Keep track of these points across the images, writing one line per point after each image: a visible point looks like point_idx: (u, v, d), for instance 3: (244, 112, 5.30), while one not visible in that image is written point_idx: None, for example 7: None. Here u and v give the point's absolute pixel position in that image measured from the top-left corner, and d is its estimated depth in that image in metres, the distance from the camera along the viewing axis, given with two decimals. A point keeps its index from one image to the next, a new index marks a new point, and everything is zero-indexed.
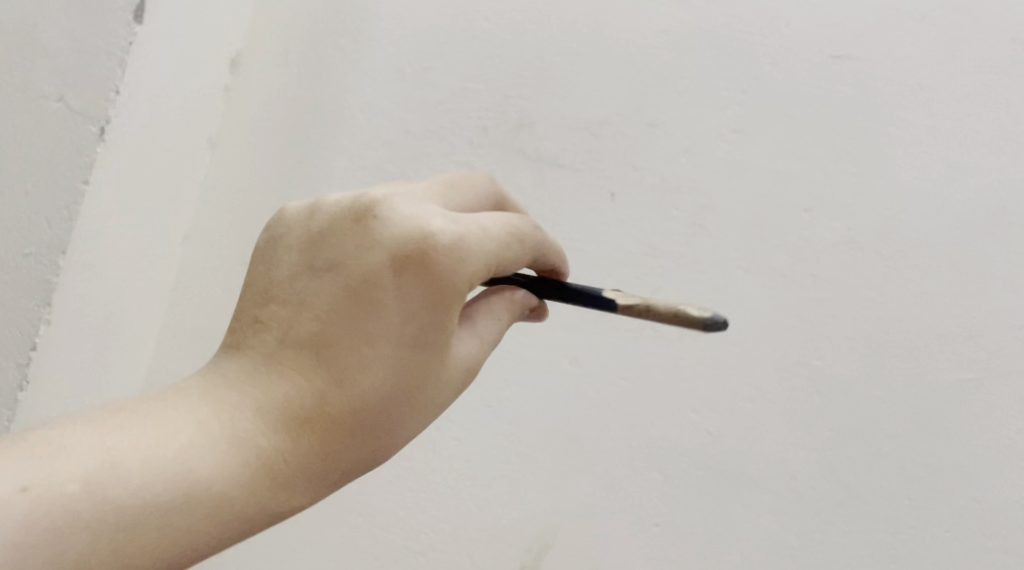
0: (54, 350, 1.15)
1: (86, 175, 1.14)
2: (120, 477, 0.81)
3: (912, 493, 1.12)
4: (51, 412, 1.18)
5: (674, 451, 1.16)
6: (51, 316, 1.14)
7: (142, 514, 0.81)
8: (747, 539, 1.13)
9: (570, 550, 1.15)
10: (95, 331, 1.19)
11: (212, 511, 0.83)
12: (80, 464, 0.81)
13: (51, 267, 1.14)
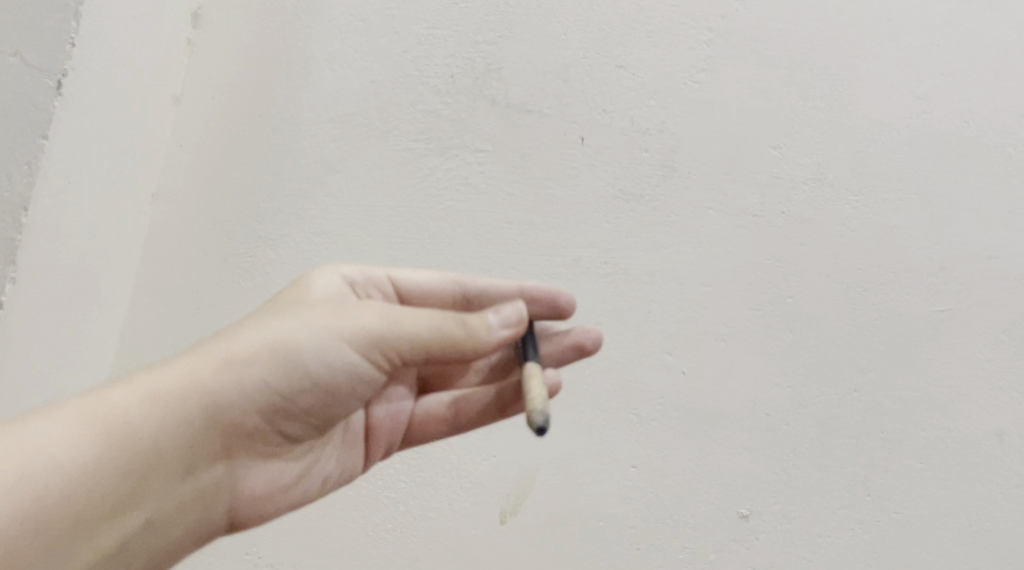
0: (22, 306, 1.13)
1: (44, 131, 1.12)
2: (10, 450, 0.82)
3: (885, 426, 1.14)
4: (19, 375, 1.15)
5: (650, 393, 1.16)
6: (17, 274, 1.12)
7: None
8: (723, 476, 1.14)
9: (548, 495, 1.16)
10: (61, 291, 1.17)
11: (67, 474, 0.83)
12: None
13: (13, 225, 1.11)
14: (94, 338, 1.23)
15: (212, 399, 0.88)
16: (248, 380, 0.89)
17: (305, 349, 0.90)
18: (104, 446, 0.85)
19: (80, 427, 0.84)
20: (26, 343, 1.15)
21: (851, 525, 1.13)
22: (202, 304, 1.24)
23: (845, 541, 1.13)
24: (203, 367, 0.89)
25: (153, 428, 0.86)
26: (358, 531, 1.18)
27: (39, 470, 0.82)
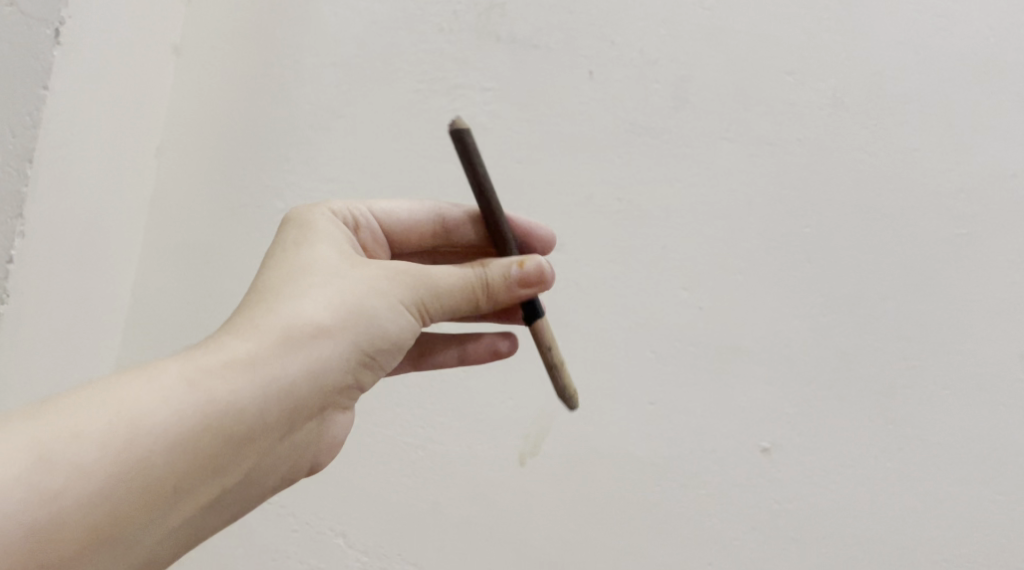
0: (32, 264, 1.12)
1: (44, 81, 1.10)
2: (112, 431, 0.82)
3: (907, 353, 1.12)
4: (34, 330, 1.14)
5: (667, 329, 1.15)
6: (26, 228, 1.11)
7: (92, 459, 0.81)
8: (743, 409, 1.13)
9: (568, 434, 1.15)
10: (72, 244, 1.16)
11: (170, 448, 0.83)
12: (74, 426, 0.82)
13: (19, 178, 1.10)
14: (105, 295, 1.22)
15: (299, 354, 0.88)
16: (331, 339, 0.89)
17: (372, 305, 0.91)
18: (199, 411, 0.84)
19: (173, 392, 0.84)
20: (39, 300, 1.14)
21: (874, 454, 1.12)
22: (214, 259, 1.24)
23: (869, 470, 1.12)
24: (285, 325, 0.88)
25: (246, 388, 0.86)
26: (377, 476, 1.18)
27: (138, 438, 0.82)
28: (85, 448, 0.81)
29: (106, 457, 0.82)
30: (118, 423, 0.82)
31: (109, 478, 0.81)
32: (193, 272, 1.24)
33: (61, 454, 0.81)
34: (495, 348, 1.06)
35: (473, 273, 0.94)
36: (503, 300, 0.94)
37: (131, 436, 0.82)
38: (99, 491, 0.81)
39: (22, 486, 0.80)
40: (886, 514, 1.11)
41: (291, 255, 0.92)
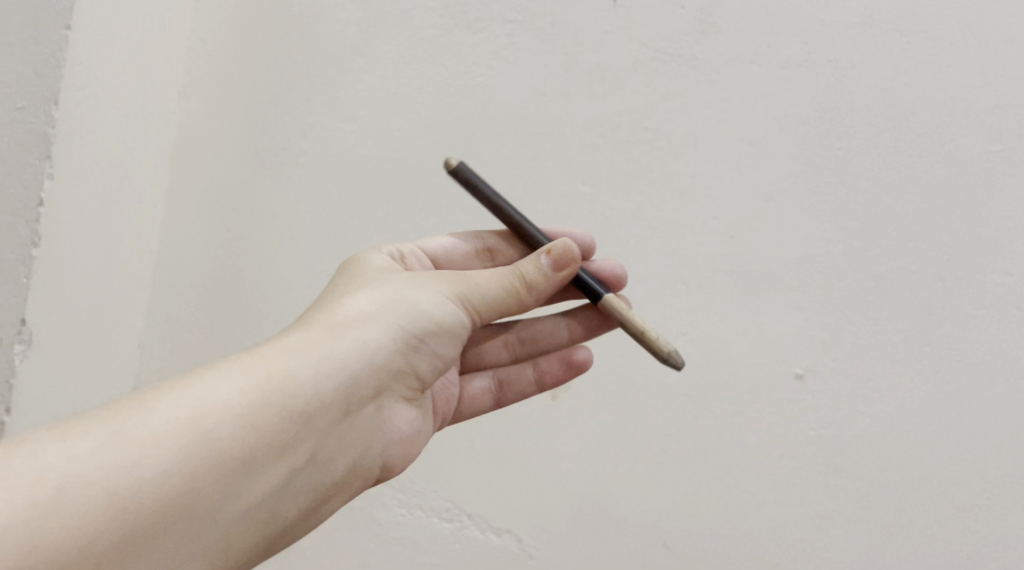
0: (63, 205, 1.13)
1: (68, 21, 1.11)
2: (182, 412, 0.85)
3: (943, 274, 1.11)
4: (66, 274, 1.15)
5: (698, 259, 1.14)
6: (54, 170, 1.11)
7: (163, 434, 0.84)
8: (777, 337, 1.13)
9: (601, 367, 1.15)
10: (101, 188, 1.17)
11: (236, 426, 0.86)
12: (147, 411, 0.85)
13: (46, 117, 1.11)
14: (136, 241, 1.23)
15: (352, 344, 0.92)
16: (381, 329, 0.93)
17: (419, 298, 0.95)
18: (260, 393, 0.88)
19: (237, 377, 0.88)
20: (73, 243, 1.15)
21: (910, 377, 1.11)
22: (240, 203, 1.24)
23: (905, 395, 1.11)
24: (336, 320, 0.93)
25: (305, 374, 0.90)
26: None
27: (206, 416, 0.86)
28: (157, 424, 0.84)
29: (177, 433, 0.84)
30: (187, 404, 0.86)
31: (182, 452, 0.84)
32: (220, 218, 1.24)
33: (135, 428, 0.84)
34: (568, 358, 1.07)
35: (506, 272, 0.98)
36: (543, 286, 0.98)
37: (198, 413, 0.86)
38: (173, 465, 0.84)
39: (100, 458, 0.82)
40: (923, 437, 1.10)
41: (339, 274, 0.98)
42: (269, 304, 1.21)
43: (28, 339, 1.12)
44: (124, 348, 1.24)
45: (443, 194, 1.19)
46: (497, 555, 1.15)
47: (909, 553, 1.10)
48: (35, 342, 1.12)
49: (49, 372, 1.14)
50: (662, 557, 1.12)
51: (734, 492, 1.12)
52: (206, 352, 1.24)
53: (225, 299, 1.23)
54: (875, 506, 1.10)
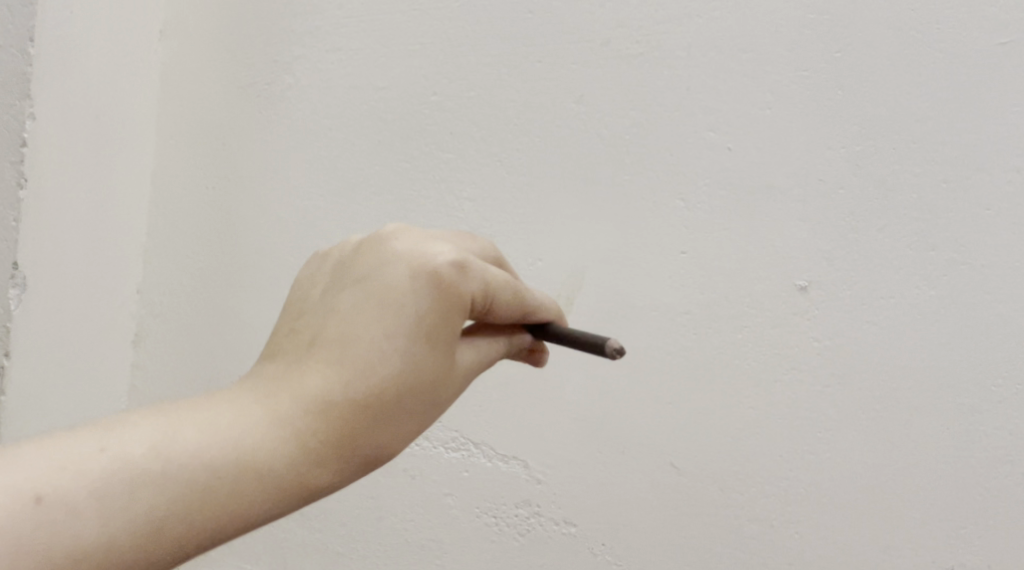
0: (47, 147, 1.14)
1: None
2: (178, 510, 0.74)
3: (948, 176, 1.07)
4: (59, 214, 1.17)
5: (693, 174, 1.13)
6: (35, 111, 1.12)
7: (186, 496, 0.74)
8: (777, 250, 1.11)
9: (600, 290, 1.16)
10: (89, 129, 1.18)
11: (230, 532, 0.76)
12: (138, 502, 0.73)
13: (23, 58, 1.12)
14: (128, 188, 1.26)
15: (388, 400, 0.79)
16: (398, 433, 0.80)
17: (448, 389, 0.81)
18: (288, 449, 0.77)
19: (261, 444, 0.77)
20: (62, 187, 1.17)
21: (917, 283, 1.08)
22: (228, 142, 1.26)
23: (911, 301, 1.09)
24: (371, 362, 0.79)
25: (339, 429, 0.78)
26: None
27: (228, 475, 0.76)
28: (177, 481, 0.74)
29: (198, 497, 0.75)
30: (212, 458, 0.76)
31: (203, 519, 0.75)
32: (210, 154, 1.27)
33: (130, 507, 0.73)
34: None
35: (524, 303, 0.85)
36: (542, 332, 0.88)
37: (222, 466, 0.76)
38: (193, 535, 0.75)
39: (118, 518, 0.73)
40: (931, 343, 1.08)
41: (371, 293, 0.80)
42: (257, 244, 1.25)
43: (21, 284, 1.14)
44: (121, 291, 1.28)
45: (436, 119, 1.20)
46: (506, 481, 1.20)
47: (918, 461, 1.09)
48: (29, 287, 1.15)
49: (49, 317, 1.18)
50: (668, 474, 1.15)
51: (738, 406, 1.13)
52: (197, 294, 1.28)
53: (214, 242, 1.27)
54: (882, 414, 1.10)
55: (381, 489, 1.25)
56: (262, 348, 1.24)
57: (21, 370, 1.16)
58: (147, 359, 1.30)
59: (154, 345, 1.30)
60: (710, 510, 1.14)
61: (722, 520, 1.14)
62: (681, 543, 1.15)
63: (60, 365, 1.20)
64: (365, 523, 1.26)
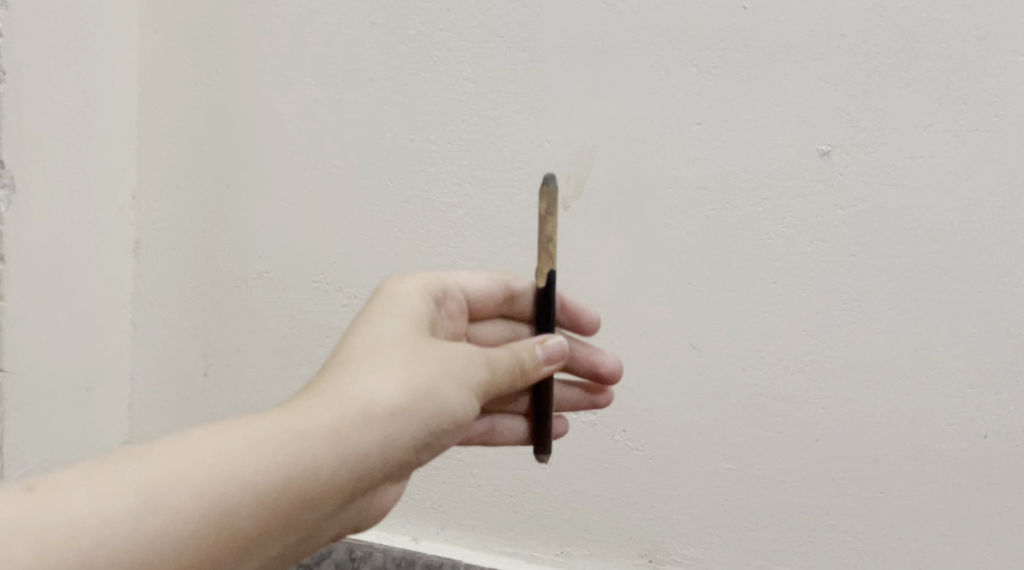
0: (24, 38, 1.08)
1: None
2: (177, 493, 0.71)
3: (979, 23, 1.01)
4: (41, 111, 1.12)
5: (706, 39, 1.06)
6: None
7: (183, 473, 0.72)
8: (798, 114, 1.05)
9: (612, 168, 1.10)
10: (65, 21, 1.13)
11: (240, 520, 0.73)
12: (127, 490, 0.71)
13: None
14: (113, 87, 1.19)
15: (387, 423, 0.78)
16: (409, 429, 0.79)
17: (454, 394, 0.81)
18: (292, 432, 0.75)
19: (272, 441, 0.74)
20: (40, 82, 1.11)
21: (948, 141, 1.03)
22: (214, 34, 1.19)
23: (942, 161, 1.03)
24: (381, 362, 0.80)
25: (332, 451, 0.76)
26: (421, 244, 1.16)
27: (220, 487, 0.72)
28: (171, 488, 0.71)
29: (189, 507, 0.71)
30: (213, 466, 0.73)
31: (197, 496, 0.72)
32: (196, 47, 1.20)
33: (125, 493, 0.70)
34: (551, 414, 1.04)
35: (509, 348, 0.86)
36: (533, 378, 0.88)
37: (231, 455, 0.73)
38: (182, 544, 0.71)
39: (109, 518, 0.70)
40: (964, 205, 1.03)
41: (371, 309, 0.84)
42: (252, 138, 1.19)
43: (10, 185, 1.09)
44: (117, 197, 1.22)
45: None
46: None
47: (950, 329, 1.06)
48: (18, 187, 1.10)
49: (43, 223, 1.13)
50: (689, 357, 1.11)
51: (760, 281, 1.08)
52: (196, 197, 1.22)
53: (208, 139, 1.21)
54: (913, 282, 1.06)
55: None
56: (266, 246, 1.20)
57: (19, 277, 1.11)
58: (149, 267, 1.25)
59: (155, 252, 1.25)
60: (733, 390, 1.11)
61: (747, 400, 1.11)
62: (704, 425, 1.12)
63: (60, 273, 1.16)
64: None
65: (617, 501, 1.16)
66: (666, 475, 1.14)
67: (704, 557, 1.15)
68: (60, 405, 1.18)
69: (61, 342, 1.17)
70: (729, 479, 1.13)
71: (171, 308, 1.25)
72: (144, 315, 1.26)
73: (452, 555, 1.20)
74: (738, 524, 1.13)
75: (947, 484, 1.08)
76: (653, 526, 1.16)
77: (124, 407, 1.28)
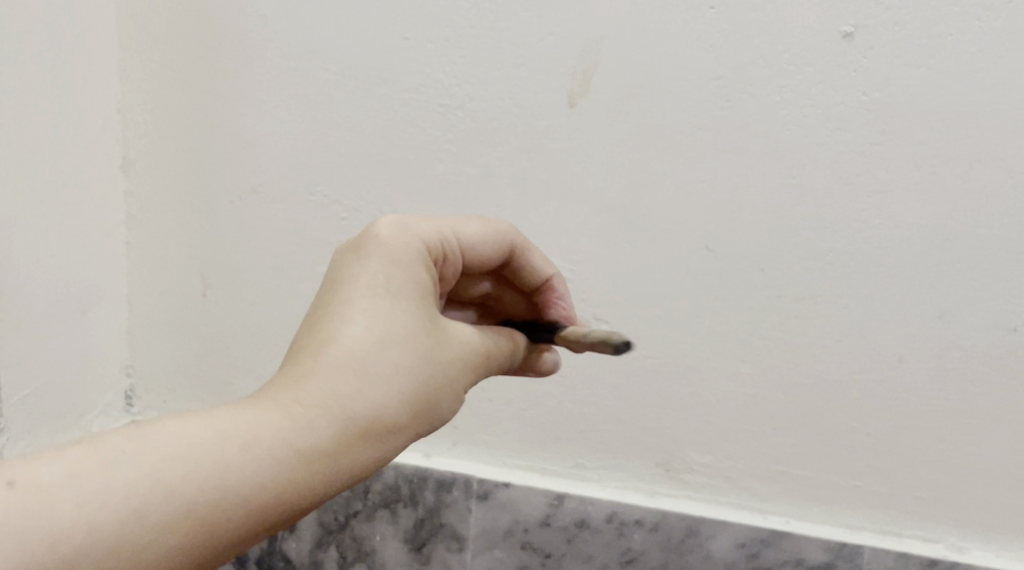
0: None
1: None
2: (176, 490, 0.73)
3: None
4: (13, 15, 1.05)
5: None
6: None
7: (188, 493, 0.73)
8: None
9: (620, 61, 1.04)
10: None
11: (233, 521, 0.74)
12: (136, 475, 0.72)
13: None
14: None
15: (375, 422, 0.78)
16: (394, 429, 0.78)
17: (442, 391, 0.80)
18: (284, 442, 0.75)
19: (270, 435, 0.75)
20: None
21: (977, 15, 0.97)
22: None
23: (971, 38, 0.97)
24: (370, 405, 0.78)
25: (333, 463, 0.76)
26: (420, 150, 1.11)
27: (225, 473, 0.74)
28: (158, 500, 0.72)
29: (182, 515, 0.72)
30: (221, 450, 0.74)
31: (190, 497, 0.73)
32: None
33: (136, 488, 0.72)
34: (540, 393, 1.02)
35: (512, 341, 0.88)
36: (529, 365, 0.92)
37: (235, 480, 0.74)
38: (177, 553, 0.72)
39: (118, 506, 0.71)
40: (995, 84, 0.97)
41: (358, 314, 0.80)
42: (239, 43, 1.13)
43: None
44: (101, 110, 1.16)
45: None
46: None
47: (980, 219, 1.00)
48: None
49: (23, 137, 1.08)
50: (704, 259, 1.06)
51: (779, 176, 1.03)
52: (183, 110, 1.16)
53: (193, 46, 1.14)
54: (940, 170, 1.00)
55: None
56: (260, 159, 1.15)
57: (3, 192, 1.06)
58: (139, 186, 1.20)
59: (145, 169, 1.19)
60: (751, 291, 1.06)
61: (766, 302, 1.06)
62: (721, 329, 1.08)
63: (46, 190, 1.11)
64: None
65: (632, 411, 1.12)
66: (682, 382, 1.10)
67: (723, 464, 1.12)
68: (55, 329, 1.14)
69: (51, 263, 1.13)
70: (747, 383, 1.09)
71: (164, 226, 1.20)
72: (137, 236, 1.21)
73: (464, 469, 1.18)
74: (758, 430, 1.10)
75: (976, 381, 1.04)
76: (668, 435, 1.12)
77: (123, 331, 1.24)
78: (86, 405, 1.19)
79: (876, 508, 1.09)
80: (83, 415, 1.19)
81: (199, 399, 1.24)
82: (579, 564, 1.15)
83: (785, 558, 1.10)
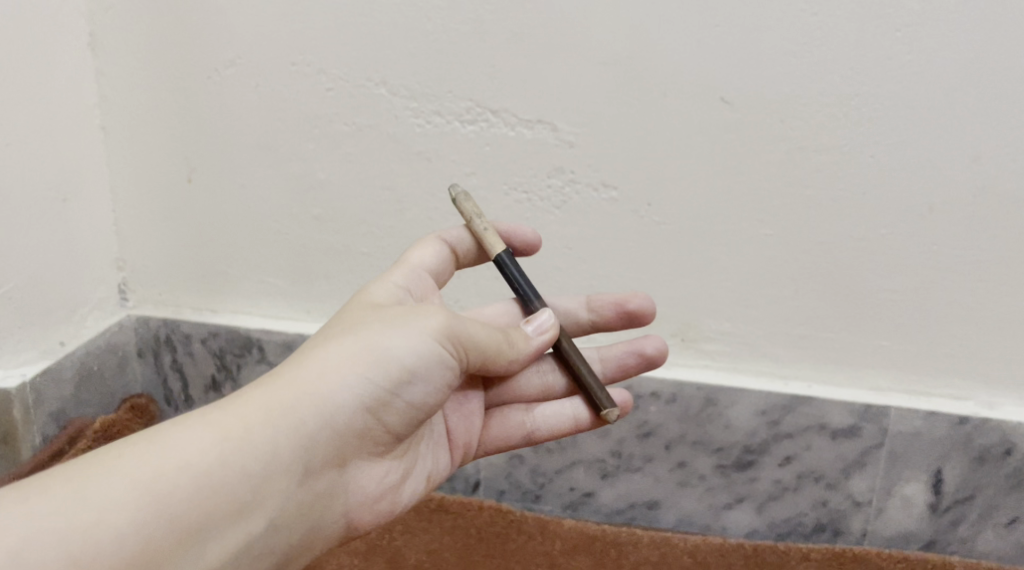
0: None
1: None
2: (137, 466, 0.76)
3: None
4: None
5: None
6: None
7: (145, 465, 0.76)
8: None
9: None
10: None
11: (191, 487, 0.76)
12: (99, 459, 0.76)
13: None
14: None
15: (323, 386, 0.81)
16: (341, 389, 0.81)
17: (392, 349, 0.82)
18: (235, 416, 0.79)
19: (223, 413, 0.79)
20: None
21: None
22: None
23: None
24: (315, 374, 0.81)
25: (283, 424, 0.79)
26: (408, 9, 1.03)
27: (179, 447, 0.77)
28: (117, 477, 0.75)
29: (142, 485, 0.75)
30: (176, 429, 0.78)
31: (148, 469, 0.76)
32: None
33: (97, 468, 0.75)
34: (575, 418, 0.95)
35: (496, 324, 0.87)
36: (524, 350, 0.88)
37: (190, 452, 0.77)
38: (136, 522, 0.74)
39: (82, 482, 0.74)
40: None
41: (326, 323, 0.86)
42: None
43: None
44: None
45: None
46: (534, 148, 1.04)
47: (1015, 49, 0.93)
48: None
49: None
50: (718, 112, 0.99)
51: (796, 15, 0.95)
52: None
53: None
54: None
55: (396, 180, 1.09)
56: (236, 29, 1.07)
57: None
58: (110, 65, 1.12)
59: (115, 45, 1.11)
60: (769, 145, 0.99)
61: (786, 156, 1.00)
62: (737, 186, 1.01)
63: (9, 70, 1.03)
64: (382, 220, 1.10)
65: (646, 280, 1.07)
66: (698, 247, 1.04)
67: (742, 330, 1.07)
68: (35, 219, 1.08)
69: (26, 149, 1.06)
70: (767, 244, 1.03)
71: (141, 105, 1.12)
72: (112, 119, 1.14)
73: None
74: (778, 293, 1.04)
75: (1009, 228, 0.98)
76: (684, 303, 1.07)
77: (109, 222, 1.17)
78: (77, 300, 1.14)
79: (902, 367, 1.05)
80: (75, 311, 1.14)
81: (194, 288, 1.19)
82: (594, 439, 1.12)
83: (808, 423, 1.06)
